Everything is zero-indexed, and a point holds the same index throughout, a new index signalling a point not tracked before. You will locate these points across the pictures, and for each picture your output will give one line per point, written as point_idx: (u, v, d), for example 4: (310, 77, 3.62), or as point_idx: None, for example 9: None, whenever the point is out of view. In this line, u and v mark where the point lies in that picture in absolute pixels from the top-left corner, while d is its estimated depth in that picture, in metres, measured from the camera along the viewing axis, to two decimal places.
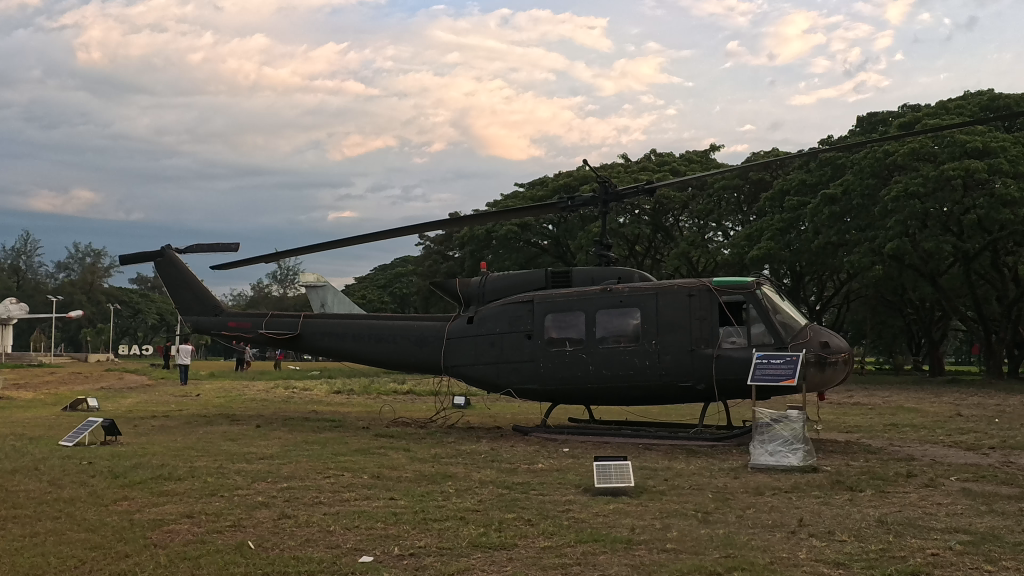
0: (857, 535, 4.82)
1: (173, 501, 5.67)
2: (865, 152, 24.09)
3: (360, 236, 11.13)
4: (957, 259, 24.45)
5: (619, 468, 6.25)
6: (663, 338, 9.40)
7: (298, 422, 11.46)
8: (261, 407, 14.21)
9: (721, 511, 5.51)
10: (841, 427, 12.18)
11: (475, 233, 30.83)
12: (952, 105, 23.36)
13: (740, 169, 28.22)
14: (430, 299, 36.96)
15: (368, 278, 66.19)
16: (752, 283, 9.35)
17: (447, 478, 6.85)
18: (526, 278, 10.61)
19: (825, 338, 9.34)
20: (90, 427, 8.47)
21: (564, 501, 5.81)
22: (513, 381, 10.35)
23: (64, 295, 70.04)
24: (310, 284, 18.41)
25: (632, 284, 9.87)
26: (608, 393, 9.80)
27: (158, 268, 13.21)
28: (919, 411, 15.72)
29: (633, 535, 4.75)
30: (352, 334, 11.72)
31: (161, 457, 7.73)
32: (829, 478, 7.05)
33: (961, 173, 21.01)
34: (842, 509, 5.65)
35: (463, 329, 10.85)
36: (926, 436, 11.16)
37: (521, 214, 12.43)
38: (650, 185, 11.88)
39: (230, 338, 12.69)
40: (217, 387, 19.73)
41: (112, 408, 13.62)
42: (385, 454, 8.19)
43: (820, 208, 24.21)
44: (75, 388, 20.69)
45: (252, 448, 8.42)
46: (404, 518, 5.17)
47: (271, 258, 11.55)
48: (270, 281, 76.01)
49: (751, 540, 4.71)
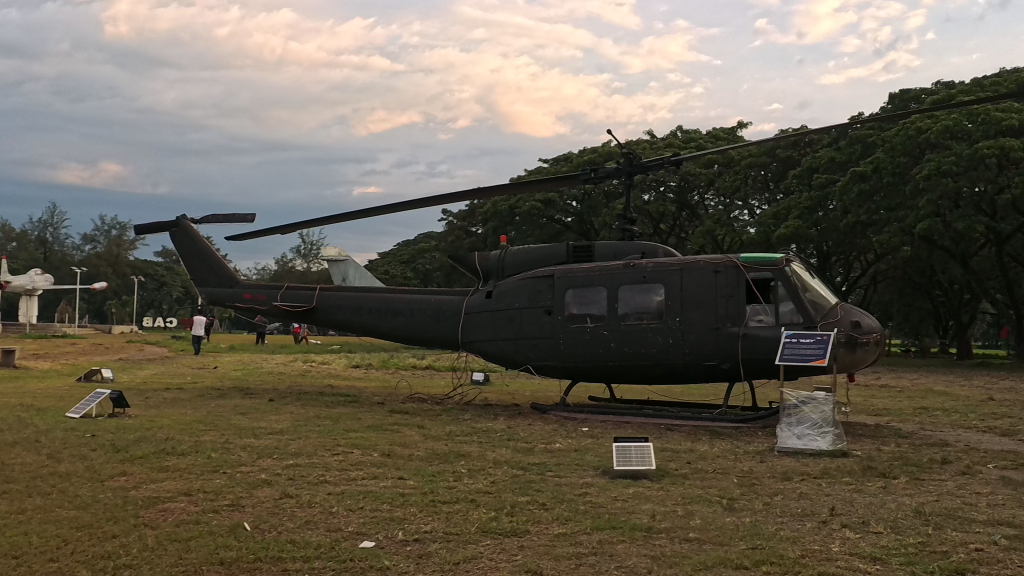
0: (894, 526, 4.51)
1: (172, 477, 5.44)
2: (897, 130, 23.54)
3: (378, 207, 10.87)
4: (989, 241, 23.92)
5: (640, 450, 5.96)
6: (686, 316, 9.09)
7: (312, 396, 11.25)
8: (278, 381, 14.02)
9: (748, 498, 5.21)
10: (869, 410, 11.84)
11: (498, 209, 30.52)
12: (987, 83, 22.75)
13: (767, 146, 27.69)
14: (452, 276, 36.74)
15: (391, 254, 66.09)
16: (781, 260, 8.99)
17: (460, 457, 6.57)
18: (547, 253, 10.30)
19: (856, 318, 8.98)
20: (97, 398, 8.26)
21: (581, 483, 5.54)
22: (531, 358, 10.06)
23: (90, 267, 70.31)
24: (331, 258, 18.20)
25: (657, 259, 9.55)
26: (629, 371, 9.48)
27: (173, 238, 12.97)
28: (948, 394, 15.37)
29: (653, 523, 4.46)
30: (368, 308, 11.46)
31: (167, 430, 7.51)
32: (859, 463, 6.73)
33: (996, 151, 20.46)
34: (876, 497, 5.35)
35: (482, 304, 10.56)
36: (958, 421, 10.81)
37: (544, 187, 12.09)
38: (677, 158, 11.48)
39: (245, 310, 12.49)
40: (236, 361, 19.65)
41: (127, 380, 13.44)
42: (399, 431, 7.92)
43: (850, 186, 23.69)
44: (95, 359, 20.70)
45: (262, 422, 8.18)
46: (412, 500, 4.89)
47: (287, 229, 11.30)
48: (294, 256, 76.07)
49: (779, 529, 4.42)
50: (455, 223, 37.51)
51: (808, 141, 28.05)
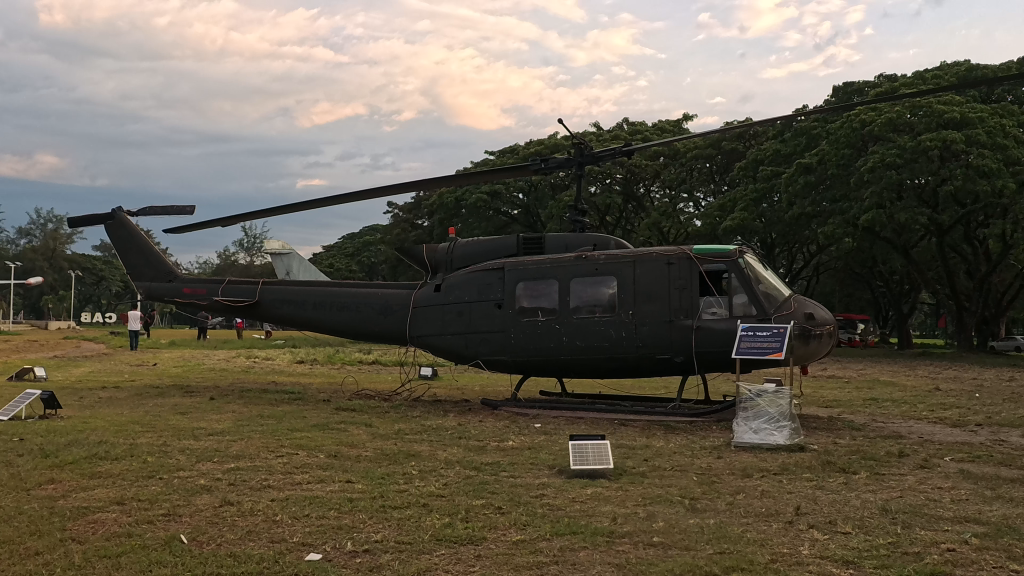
0: (862, 526, 4.36)
1: (105, 484, 5.12)
2: (842, 122, 23.66)
3: (322, 198, 10.54)
4: (931, 232, 24.18)
5: (597, 449, 5.77)
6: (639, 308, 8.93)
7: (255, 394, 10.90)
8: (219, 378, 13.61)
9: (710, 497, 5.03)
10: (820, 401, 11.81)
11: (444, 202, 30.19)
12: (929, 76, 22.98)
13: (713, 139, 27.76)
14: (398, 269, 36.35)
15: (334, 247, 65.32)
16: (734, 251, 8.86)
17: (410, 457, 6.32)
18: (497, 245, 10.07)
19: (809, 310, 8.90)
20: (27, 399, 7.87)
21: (538, 484, 5.32)
22: (481, 352, 9.83)
23: (25, 261, 68.55)
24: (274, 251, 17.79)
25: (609, 251, 9.38)
26: (581, 366, 9.30)
27: (108, 231, 12.49)
28: (896, 383, 15.45)
29: (615, 526, 4.27)
30: (312, 302, 11.13)
31: (100, 432, 7.15)
32: (818, 458, 6.61)
33: (939, 144, 20.67)
34: (839, 495, 5.21)
35: (431, 298, 10.31)
36: (909, 412, 10.81)
37: (493, 177, 11.83)
38: (629, 149, 11.28)
39: (184, 305, 12.08)
40: (176, 357, 19.13)
41: (61, 378, 12.95)
42: (345, 430, 7.65)
43: (795, 178, 23.79)
44: (29, 356, 20.02)
45: (203, 423, 7.86)
46: (360, 505, 4.64)
47: (227, 221, 10.93)
48: (237, 249, 74.84)
49: (746, 531, 4.26)
50: (401, 216, 37.11)
51: (753, 133, 28.15)
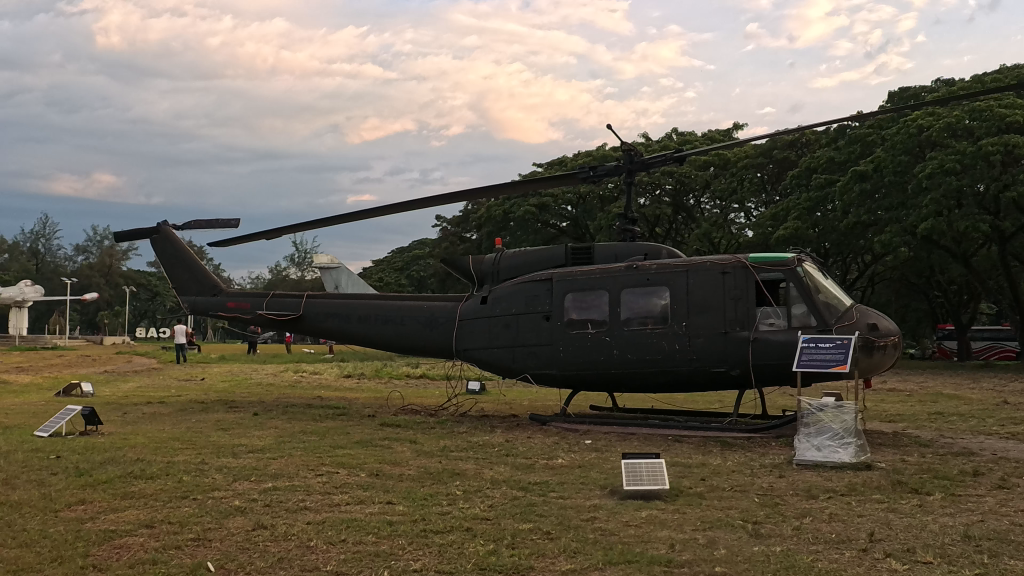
0: (944, 555, 4.00)
1: (136, 505, 4.91)
2: (897, 128, 23.03)
3: (366, 209, 10.36)
4: (992, 240, 23.41)
5: (651, 468, 5.45)
6: (693, 320, 8.59)
7: (299, 409, 10.71)
8: (265, 393, 13.47)
9: (774, 521, 4.68)
10: (882, 415, 11.34)
11: (492, 214, 30.00)
12: (987, 79, 22.30)
13: (764, 148, 27.30)
14: (446, 282, 36.22)
15: (383, 261, 65.47)
16: (792, 260, 8.50)
17: (455, 476, 6.04)
18: (545, 255, 9.79)
19: (872, 320, 8.50)
20: (68, 415, 7.75)
21: (588, 507, 5.01)
22: (529, 367, 9.54)
23: (82, 278, 69.64)
24: (322, 266, 17.67)
25: (660, 260, 9.05)
26: (633, 380, 8.98)
27: (154, 246, 12.44)
28: (959, 397, 14.88)
29: (673, 555, 3.95)
30: (357, 316, 10.93)
31: (140, 449, 6.98)
32: (888, 477, 6.21)
33: (1001, 148, 20.02)
34: (914, 519, 4.84)
35: (477, 310, 10.04)
36: (976, 427, 10.29)
37: (540, 186, 11.55)
38: (681, 156, 10.91)
39: (228, 319, 11.95)
40: (224, 371, 19.08)
41: (109, 393, 12.89)
42: (389, 447, 7.40)
43: (850, 185, 23.19)
44: (79, 371, 20.10)
45: (243, 439, 7.66)
46: (400, 529, 4.37)
47: (272, 233, 10.79)
48: (287, 264, 75.38)
49: (817, 560, 3.92)
50: (449, 230, 37.01)
51: (805, 141, 27.59)
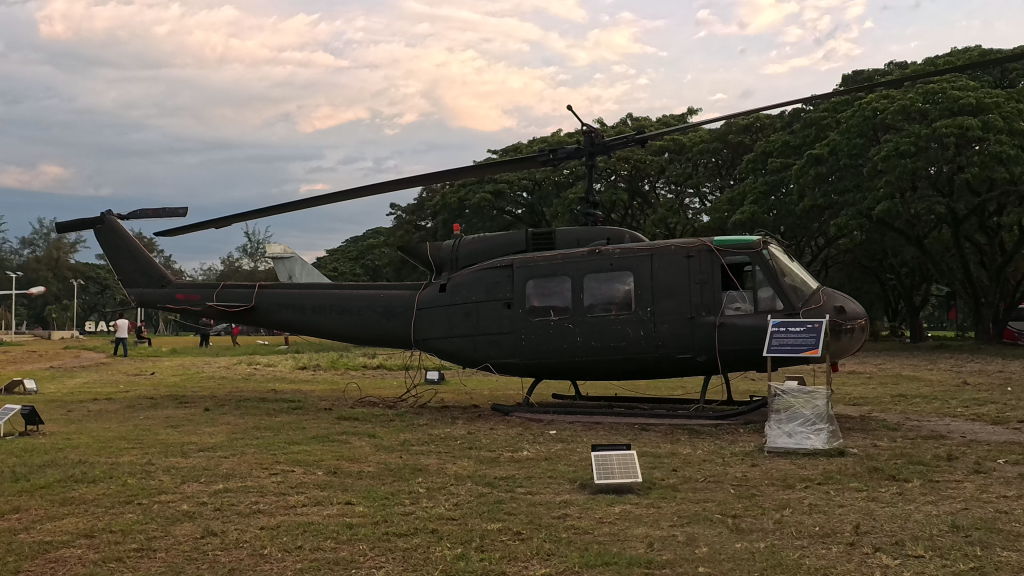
0: (935, 548, 3.80)
1: (77, 512, 4.58)
2: (852, 111, 23.00)
3: (319, 196, 10.01)
4: (946, 222, 23.51)
5: (622, 461, 5.22)
6: (658, 305, 8.38)
7: (253, 403, 10.35)
8: (216, 386, 13.08)
9: (754, 515, 4.47)
10: (847, 399, 11.24)
11: (448, 202, 29.66)
12: (941, 62, 22.33)
13: (719, 132, 27.25)
14: (402, 270, 35.84)
15: (338, 251, 64.82)
16: (758, 243, 8.32)
17: (417, 472, 5.77)
18: (505, 241, 9.52)
19: (839, 303, 8.35)
20: (7, 414, 7.36)
21: (559, 503, 4.76)
22: (491, 356, 9.28)
23: (29, 272, 68.16)
24: (275, 256, 17.26)
25: (623, 245, 8.82)
26: (598, 368, 8.76)
27: (98, 236, 11.97)
28: (920, 379, 14.87)
29: (652, 554, 3.72)
30: (312, 306, 10.58)
31: (82, 450, 6.61)
32: (863, 464, 6.05)
33: (955, 130, 20.00)
34: (897, 509, 4.65)
35: (435, 298, 9.75)
36: (942, 409, 10.21)
37: (499, 170, 11.26)
38: (643, 138, 10.68)
39: (177, 312, 11.53)
40: (175, 365, 18.60)
41: (54, 390, 12.42)
42: (348, 443, 7.09)
43: (806, 169, 23.16)
44: (23, 367, 19.50)
45: (193, 437, 7.32)
46: (359, 533, 4.08)
47: (222, 222, 10.40)
48: (239, 254, 74.28)
49: (804, 556, 3.70)
50: (404, 218, 36.61)
51: (760, 126, 27.57)
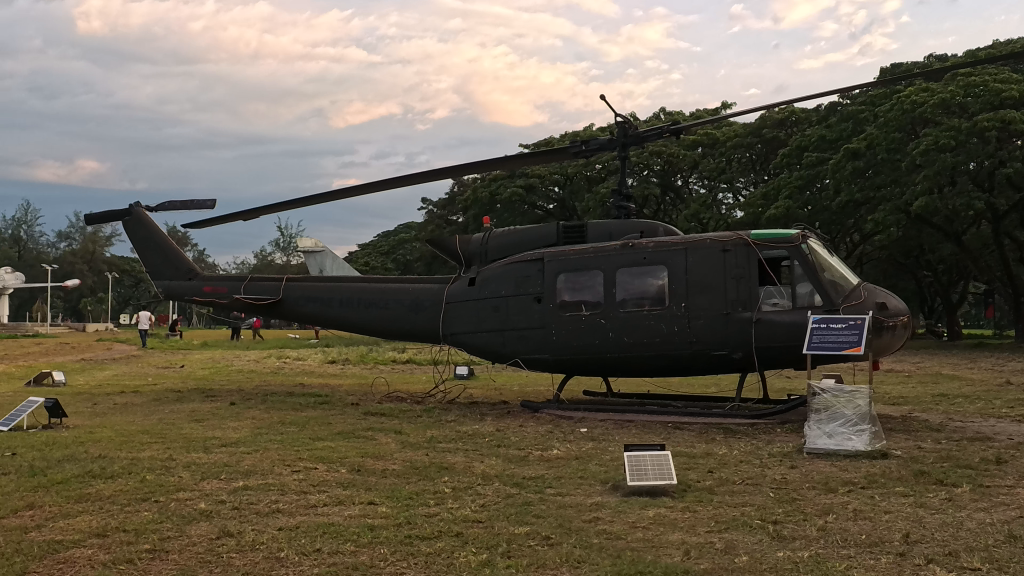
0: (992, 560, 3.56)
1: (93, 510, 4.43)
2: (890, 104, 22.53)
3: (347, 188, 9.86)
4: (986, 218, 22.99)
5: (657, 461, 5.00)
6: (693, 300, 8.14)
7: (279, 398, 10.23)
8: (243, 380, 12.97)
9: (796, 521, 4.24)
10: (886, 398, 10.93)
11: (479, 196, 29.48)
12: (981, 55, 21.82)
13: (753, 127, 26.85)
14: (432, 264, 35.74)
15: (369, 245, 64.92)
16: (797, 236, 8.05)
17: (443, 471, 5.59)
18: (536, 233, 9.31)
19: (881, 299, 8.07)
20: (29, 408, 7.25)
21: (590, 505, 4.56)
22: (520, 351, 9.09)
23: (64, 265, 68.85)
24: (305, 249, 17.17)
25: (657, 238, 8.58)
26: (630, 364, 8.53)
27: (127, 229, 11.90)
28: (960, 377, 14.48)
29: (688, 563, 3.50)
30: (339, 300, 10.44)
31: (103, 445, 6.48)
32: (909, 467, 5.79)
33: (997, 124, 19.50)
34: (946, 517, 4.40)
35: (464, 292, 9.56)
36: (984, 409, 9.89)
37: (530, 162, 11.03)
38: (678, 129, 10.41)
39: (204, 305, 11.44)
40: (204, 358, 18.60)
41: (82, 383, 12.36)
42: (372, 439, 6.93)
43: (843, 163, 22.74)
44: (54, 359, 19.57)
45: (216, 431, 7.20)
46: (381, 536, 3.90)
47: (250, 214, 10.28)
48: (272, 248, 74.55)
49: (851, 568, 3.47)
50: (435, 212, 36.50)
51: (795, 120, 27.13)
